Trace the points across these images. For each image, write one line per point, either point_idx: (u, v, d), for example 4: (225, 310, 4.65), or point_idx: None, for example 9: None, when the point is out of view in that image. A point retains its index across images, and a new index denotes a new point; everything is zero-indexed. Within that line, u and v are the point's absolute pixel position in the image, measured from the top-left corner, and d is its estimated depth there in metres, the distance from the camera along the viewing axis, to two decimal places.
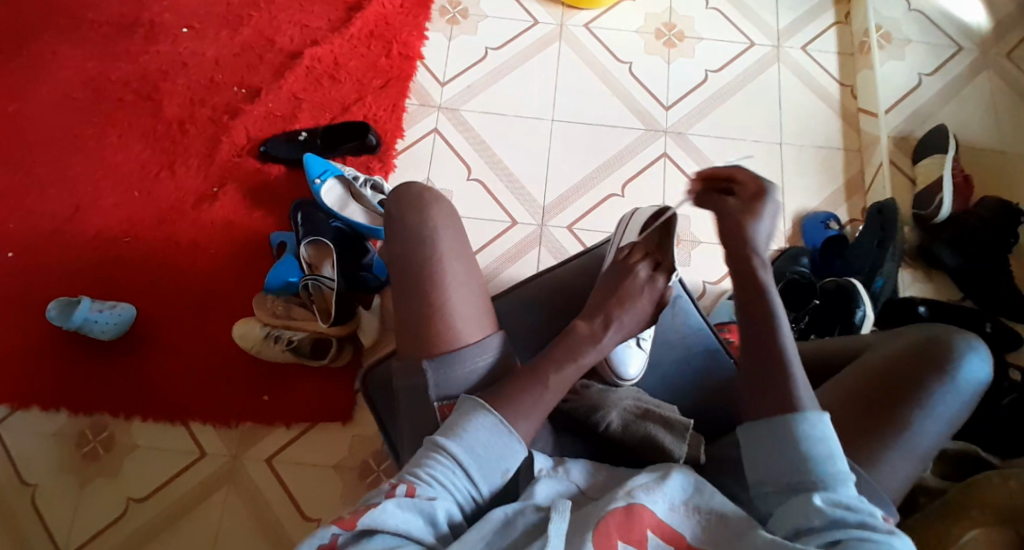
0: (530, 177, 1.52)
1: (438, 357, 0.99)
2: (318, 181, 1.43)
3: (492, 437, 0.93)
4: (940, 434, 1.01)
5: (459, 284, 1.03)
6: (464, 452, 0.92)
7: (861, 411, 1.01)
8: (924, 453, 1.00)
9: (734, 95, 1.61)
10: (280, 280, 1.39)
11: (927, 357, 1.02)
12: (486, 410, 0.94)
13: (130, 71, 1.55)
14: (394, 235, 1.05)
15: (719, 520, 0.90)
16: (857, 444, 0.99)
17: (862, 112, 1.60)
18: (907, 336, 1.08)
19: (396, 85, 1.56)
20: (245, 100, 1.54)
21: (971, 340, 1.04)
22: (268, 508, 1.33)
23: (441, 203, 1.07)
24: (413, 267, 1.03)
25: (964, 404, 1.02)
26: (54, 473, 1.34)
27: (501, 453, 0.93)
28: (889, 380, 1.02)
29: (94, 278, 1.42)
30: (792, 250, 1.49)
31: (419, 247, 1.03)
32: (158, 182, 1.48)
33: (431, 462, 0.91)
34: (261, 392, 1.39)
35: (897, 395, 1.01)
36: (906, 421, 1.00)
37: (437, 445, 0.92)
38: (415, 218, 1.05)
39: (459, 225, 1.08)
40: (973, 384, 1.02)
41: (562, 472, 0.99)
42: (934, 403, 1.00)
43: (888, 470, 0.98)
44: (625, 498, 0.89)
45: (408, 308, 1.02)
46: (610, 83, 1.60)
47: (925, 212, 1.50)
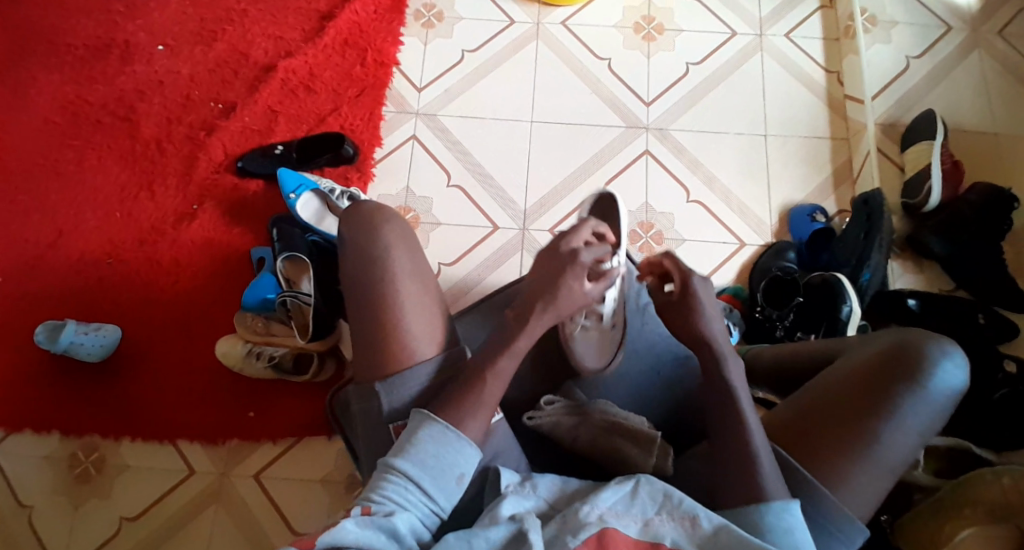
0: (509, 180, 1.51)
1: (388, 378, 1.00)
2: (293, 196, 1.44)
3: (440, 447, 0.94)
4: (913, 443, 1.01)
5: (413, 303, 1.03)
6: (414, 465, 0.92)
7: (830, 423, 1.01)
8: (895, 465, 1.00)
9: (716, 87, 1.58)
10: (258, 297, 1.40)
11: (900, 366, 1.02)
12: (431, 420, 0.95)
13: (106, 92, 1.57)
14: (345, 254, 1.05)
15: (692, 525, 0.91)
16: (825, 459, 1.00)
17: (848, 99, 1.57)
18: (881, 339, 1.07)
19: (371, 93, 1.56)
20: (221, 115, 1.55)
21: (946, 347, 1.03)
22: (256, 524, 1.35)
23: (390, 221, 1.06)
24: (366, 286, 1.03)
25: (938, 411, 1.02)
26: (48, 495, 1.36)
27: (453, 460, 0.94)
28: (861, 389, 1.02)
29: (79, 301, 1.44)
30: (778, 244, 1.47)
31: (366, 267, 1.03)
32: (138, 203, 1.50)
33: (384, 481, 0.91)
34: (245, 408, 1.40)
35: (869, 407, 1.00)
36: (876, 435, 0.99)
37: (388, 464, 0.92)
38: (365, 236, 1.05)
39: (412, 241, 1.07)
40: (945, 392, 1.02)
41: (529, 489, 0.97)
42: (907, 412, 1.00)
43: (858, 483, 0.99)
44: (597, 524, 0.89)
45: (362, 330, 1.03)
46: (589, 81, 1.57)
47: (914, 201, 1.47)
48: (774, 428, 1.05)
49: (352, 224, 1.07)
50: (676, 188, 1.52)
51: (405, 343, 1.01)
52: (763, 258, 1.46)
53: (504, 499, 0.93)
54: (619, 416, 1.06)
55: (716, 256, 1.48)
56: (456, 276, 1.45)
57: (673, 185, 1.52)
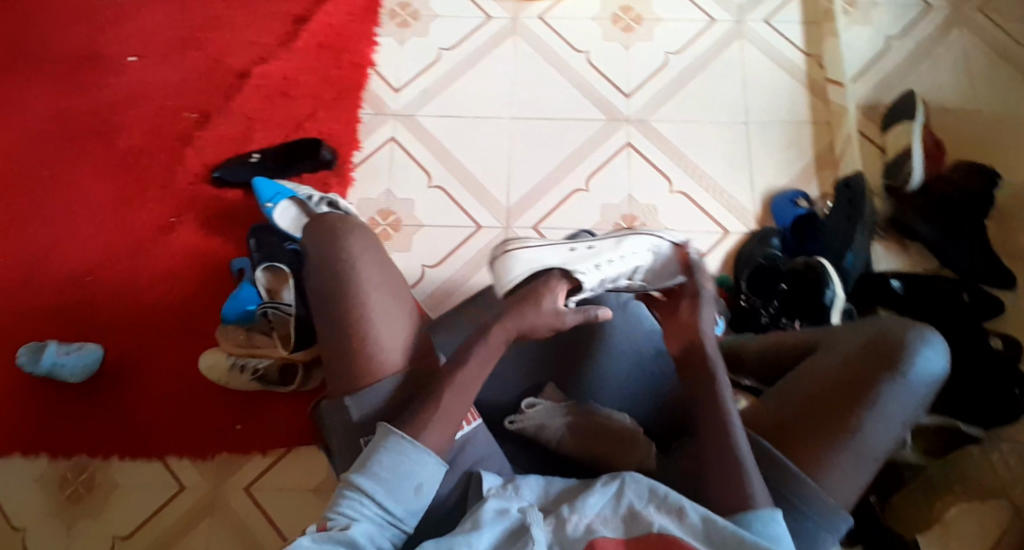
0: (491, 179, 1.50)
1: (359, 392, 1.04)
2: (270, 205, 1.42)
3: (395, 457, 0.95)
4: (897, 432, 1.00)
5: (382, 312, 1.07)
6: (369, 478, 0.94)
7: (811, 414, 1.01)
8: (878, 454, 1.00)
9: (696, 76, 1.57)
10: (239, 309, 1.40)
11: (879, 355, 1.02)
12: (388, 433, 0.97)
13: (80, 105, 1.55)
14: (314, 269, 1.10)
15: (680, 516, 0.90)
16: (807, 450, 1.00)
17: (829, 82, 1.55)
18: (860, 330, 1.07)
19: (348, 97, 1.55)
20: (197, 125, 1.54)
21: (927, 334, 1.03)
22: (251, 537, 1.34)
23: (353, 232, 1.12)
24: (336, 300, 1.07)
25: (921, 399, 1.01)
26: (39, 518, 1.35)
27: (408, 469, 0.95)
28: (843, 381, 1.01)
29: (61, 319, 1.43)
30: (761, 231, 1.46)
31: (338, 279, 1.08)
32: (117, 218, 1.49)
33: (342, 497, 0.94)
34: (234, 420, 1.40)
35: (850, 396, 1.00)
36: (857, 425, 0.99)
37: (345, 481, 0.95)
38: (332, 251, 1.10)
39: (375, 247, 1.13)
40: (928, 378, 1.01)
41: (511, 491, 0.96)
42: (889, 402, 1.00)
43: (840, 473, 0.99)
44: (586, 535, 0.89)
45: (333, 343, 1.07)
46: (570, 75, 1.57)
47: (896, 183, 1.46)
48: (757, 422, 1.05)
49: (320, 238, 1.12)
50: (658, 179, 1.51)
51: (378, 347, 1.06)
52: (747, 247, 1.46)
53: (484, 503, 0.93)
54: (602, 418, 1.06)
55: (700, 247, 1.48)
56: (440, 278, 1.44)
57: (655, 177, 1.51)
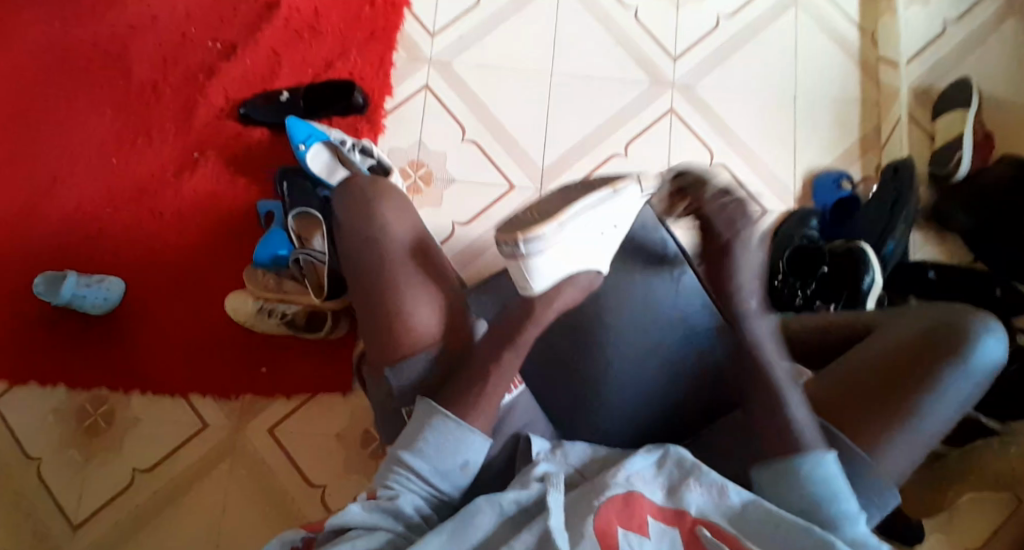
0: (527, 137, 1.45)
1: (395, 363, 1.02)
2: (303, 147, 1.38)
3: (444, 436, 0.95)
4: (952, 415, 1.00)
5: (412, 283, 1.03)
6: (416, 454, 0.94)
7: (867, 392, 1.00)
8: (933, 436, 1.00)
9: (744, 44, 1.51)
10: (270, 254, 1.37)
11: (943, 339, 1.00)
12: (437, 411, 0.95)
13: (97, 28, 1.47)
14: (345, 234, 1.07)
15: (721, 494, 0.89)
16: (860, 427, 0.99)
17: (881, 61, 1.51)
18: (923, 314, 1.05)
19: (382, 37, 1.47)
20: (221, 57, 1.47)
21: (989, 322, 1.02)
22: (273, 479, 1.34)
23: (386, 202, 1.07)
24: (369, 270, 1.04)
25: (978, 384, 1.00)
26: (57, 448, 1.35)
27: (457, 450, 0.95)
28: (904, 364, 1.00)
29: (78, 253, 1.39)
30: (800, 211, 1.43)
31: (367, 246, 1.05)
32: (137, 149, 1.43)
33: (391, 471, 0.94)
34: (257, 363, 1.39)
35: (911, 378, 0.99)
36: (915, 406, 0.98)
37: (393, 454, 0.95)
38: (360, 216, 1.07)
39: (411, 220, 1.09)
40: (987, 366, 1.01)
41: (559, 455, 0.96)
42: (947, 386, 0.99)
43: (894, 451, 0.98)
44: (624, 485, 0.89)
45: (367, 315, 1.04)
46: (614, 33, 1.50)
47: (943, 171, 1.43)
48: (811, 395, 1.04)
49: (349, 202, 1.09)
50: (699, 150, 1.46)
51: (410, 314, 1.02)
52: (787, 224, 1.42)
53: (538, 465, 0.94)
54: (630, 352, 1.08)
55: None
56: (471, 236, 1.41)
57: (697, 147, 1.46)
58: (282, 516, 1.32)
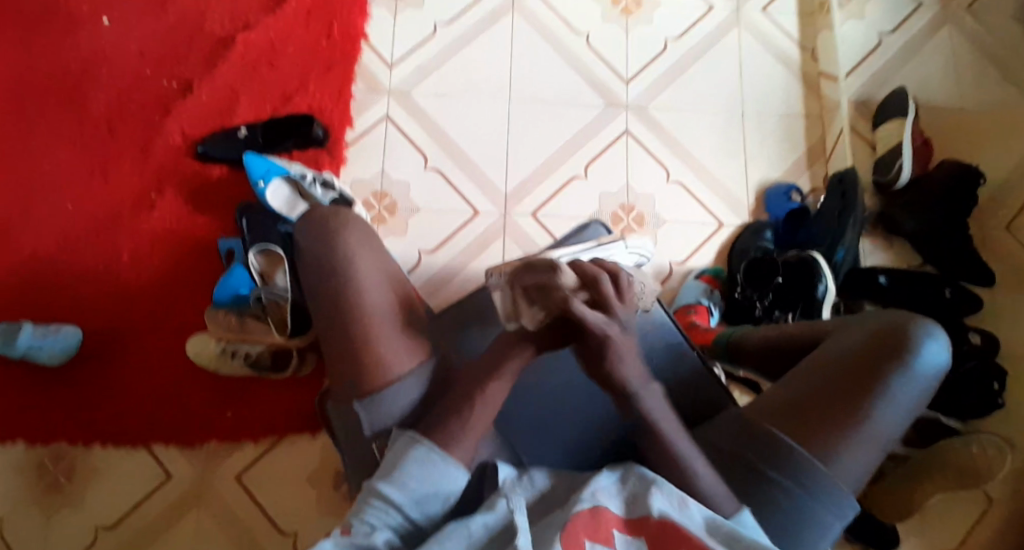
0: (489, 162, 1.46)
1: (368, 395, 1.00)
2: (262, 184, 1.37)
3: (421, 467, 0.93)
4: (901, 419, 1.05)
5: (385, 311, 1.04)
6: (393, 486, 0.92)
7: (821, 401, 1.05)
8: (884, 440, 1.05)
9: (694, 64, 1.55)
10: (231, 292, 1.35)
11: (887, 347, 1.06)
12: (418, 443, 0.94)
13: (43, 67, 1.44)
14: (311, 264, 1.07)
15: (682, 506, 0.90)
16: (816, 437, 1.04)
17: (823, 76, 1.57)
18: (867, 323, 1.11)
19: (339, 70, 1.47)
20: (177, 95, 1.44)
21: (929, 327, 1.08)
22: (244, 526, 1.31)
23: (352, 230, 1.08)
24: (340, 297, 1.04)
25: (923, 390, 1.06)
26: (16, 507, 1.29)
27: (433, 480, 0.93)
28: (855, 375, 1.05)
29: (30, 301, 1.34)
30: (755, 224, 1.48)
31: (337, 275, 1.06)
32: (89, 191, 1.39)
33: (367, 504, 0.91)
34: (224, 407, 1.35)
35: (862, 387, 1.05)
36: (865, 413, 1.04)
37: (370, 488, 0.92)
38: (327, 246, 1.07)
39: (376, 249, 1.10)
40: (930, 370, 1.06)
41: (527, 480, 0.95)
42: (894, 391, 1.05)
43: (850, 458, 1.03)
44: (590, 502, 0.89)
45: (340, 343, 1.03)
46: (569, 57, 1.53)
47: (886, 178, 1.50)
48: (768, 407, 1.08)
49: (314, 233, 1.09)
50: (655, 168, 1.50)
51: (388, 343, 1.02)
52: (743, 238, 1.47)
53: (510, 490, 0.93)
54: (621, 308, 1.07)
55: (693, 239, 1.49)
56: (438, 264, 1.41)
57: (652, 165, 1.50)
58: None
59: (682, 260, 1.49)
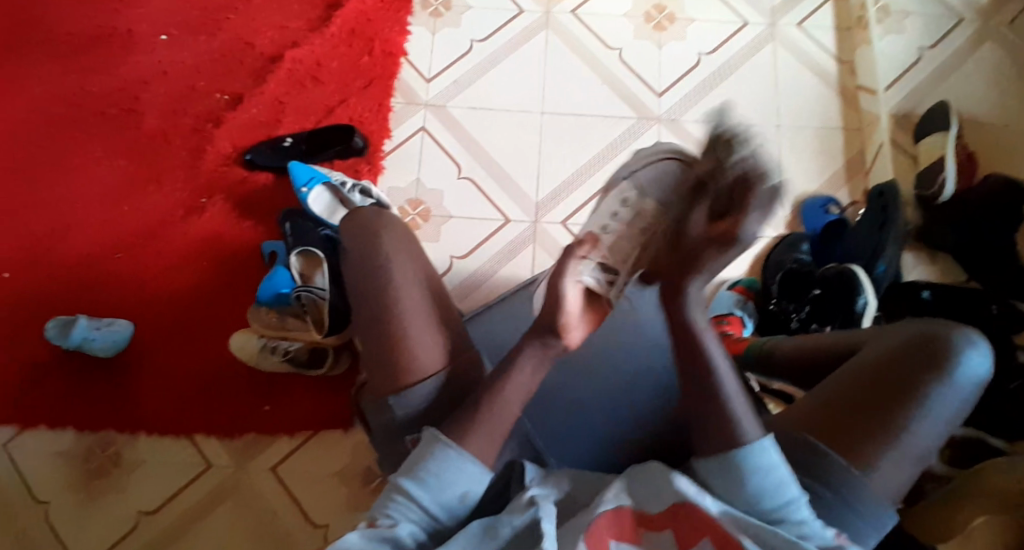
0: (520, 172, 1.50)
1: (400, 392, 1.02)
2: (305, 190, 1.44)
3: (443, 465, 0.93)
4: (941, 431, 1.00)
5: (414, 313, 1.05)
6: (417, 484, 0.92)
7: (858, 407, 1.01)
8: (923, 452, 1.00)
9: (726, 78, 1.57)
10: (273, 292, 1.41)
11: (927, 354, 1.01)
12: (444, 443, 0.93)
13: (109, 83, 1.55)
14: (351, 266, 1.10)
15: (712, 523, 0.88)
16: (852, 445, 0.99)
17: (861, 89, 1.56)
18: (906, 329, 1.06)
19: (379, 84, 1.54)
20: (227, 107, 1.54)
21: (971, 336, 1.03)
22: (276, 518, 1.36)
23: (392, 232, 1.10)
24: (372, 297, 1.06)
25: (963, 400, 1.01)
26: (64, 490, 1.37)
27: (456, 480, 0.93)
28: (883, 380, 1.01)
29: (89, 298, 1.44)
30: (790, 237, 1.46)
31: (371, 278, 1.07)
32: (147, 196, 1.49)
33: (391, 500, 0.93)
34: (261, 402, 1.41)
35: (901, 395, 1.00)
36: (905, 420, 0.99)
37: (394, 482, 0.94)
38: (365, 248, 1.09)
39: (413, 252, 1.12)
40: (972, 380, 1.01)
41: (552, 481, 0.96)
42: (935, 400, 1.00)
43: (887, 467, 0.98)
44: (613, 501, 0.90)
45: (372, 342, 1.05)
46: (600, 71, 1.56)
47: (928, 192, 1.47)
48: (802, 412, 1.04)
49: (357, 235, 1.11)
50: None
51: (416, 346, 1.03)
52: (776, 251, 1.47)
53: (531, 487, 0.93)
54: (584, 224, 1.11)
55: None
56: (469, 269, 1.44)
57: None
58: None
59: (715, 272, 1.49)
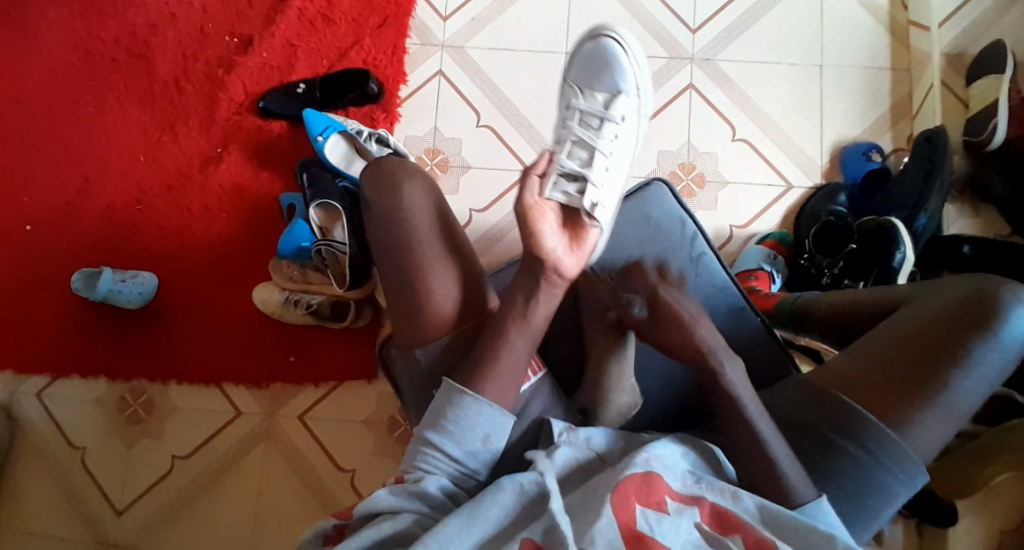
0: (542, 119, 1.43)
1: (427, 345, 1.03)
2: (320, 139, 1.40)
3: (464, 413, 0.95)
4: (982, 390, 0.98)
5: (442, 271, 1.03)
6: (441, 433, 0.95)
7: (898, 370, 0.98)
8: (962, 412, 0.98)
9: (765, 13, 1.46)
10: (293, 245, 1.39)
11: (973, 314, 0.97)
12: (462, 393, 0.95)
13: (116, 26, 1.50)
14: (373, 213, 1.05)
15: (733, 497, 0.92)
16: (891, 408, 0.97)
17: (912, 25, 1.45)
18: (952, 285, 1.01)
19: (393, 23, 1.47)
20: (238, 51, 1.48)
21: (1021, 292, 0.98)
22: (306, 463, 1.40)
23: (414, 183, 1.04)
24: (399, 251, 1.03)
25: (1007, 359, 0.98)
26: (101, 437, 1.42)
27: (477, 424, 0.95)
28: (927, 340, 0.98)
29: (112, 250, 1.44)
30: (829, 186, 1.39)
31: (397, 230, 1.04)
32: (163, 146, 1.47)
33: (417, 452, 0.96)
34: (286, 353, 1.43)
35: (944, 356, 0.97)
36: (946, 382, 0.96)
37: (420, 435, 0.96)
38: (389, 195, 1.04)
39: (437, 201, 1.06)
40: (1018, 340, 0.97)
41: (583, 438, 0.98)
42: (977, 362, 0.96)
43: (924, 430, 0.96)
44: (643, 465, 0.92)
45: (399, 296, 1.04)
46: (630, 7, 1.46)
47: (978, 139, 1.37)
48: (839, 373, 1.01)
49: (378, 182, 1.06)
50: (720, 126, 1.44)
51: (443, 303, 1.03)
52: (813, 201, 1.39)
53: (561, 447, 0.97)
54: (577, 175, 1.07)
55: (757, 202, 1.43)
56: (488, 223, 1.41)
57: (717, 123, 1.44)
58: (317, 500, 1.38)
59: (743, 225, 1.43)
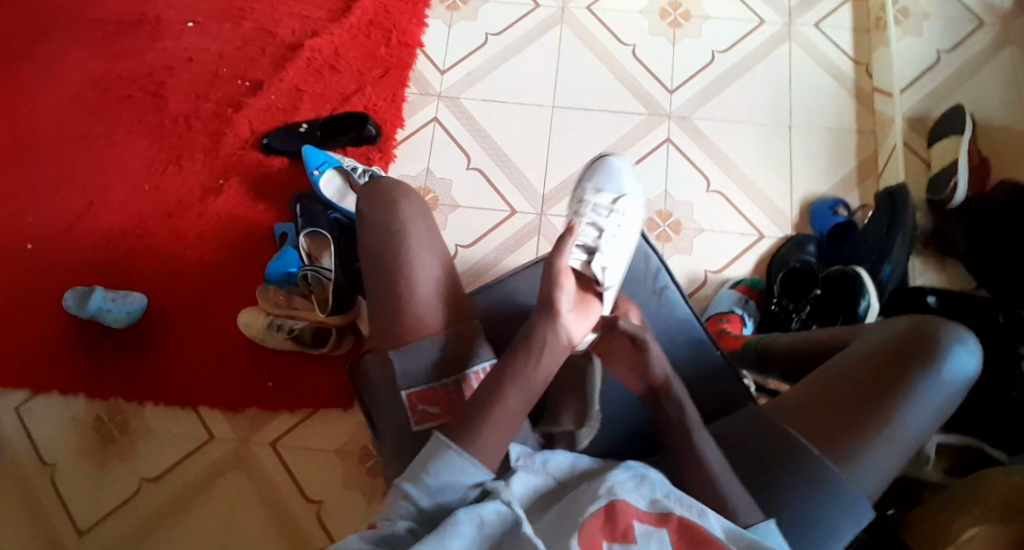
0: (527, 163, 1.51)
1: (402, 348, 1.04)
2: (316, 173, 1.48)
3: (449, 470, 0.89)
4: (925, 427, 0.98)
5: (425, 288, 1.07)
6: (423, 488, 0.89)
7: (841, 401, 0.99)
8: (906, 446, 0.97)
9: (740, 77, 1.57)
10: (282, 271, 1.45)
11: (914, 349, 0.99)
12: (451, 449, 0.90)
13: (136, 67, 1.61)
14: (365, 228, 1.10)
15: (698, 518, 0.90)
16: (832, 438, 0.98)
17: (877, 92, 1.56)
18: (898, 323, 1.03)
19: (394, 74, 1.57)
20: (247, 93, 1.59)
21: (961, 334, 1.00)
22: (275, 491, 1.39)
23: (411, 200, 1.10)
24: (386, 264, 1.07)
25: (949, 397, 0.98)
26: (72, 455, 1.41)
27: (461, 484, 0.89)
28: (871, 373, 0.99)
29: (106, 272, 1.49)
30: (798, 236, 1.45)
31: (385, 243, 1.08)
32: (167, 177, 1.54)
33: (393, 504, 0.89)
34: (265, 378, 1.45)
35: (885, 388, 0.97)
36: (887, 414, 0.97)
37: (398, 487, 0.90)
38: (382, 213, 1.10)
39: (431, 223, 1.11)
40: (960, 377, 0.98)
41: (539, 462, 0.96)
42: (919, 396, 0.97)
43: (867, 462, 0.96)
44: (607, 496, 0.89)
45: (382, 308, 1.06)
46: (612, 66, 1.57)
47: (940, 197, 1.44)
48: (786, 402, 1.02)
49: (373, 201, 1.11)
50: (696, 178, 1.52)
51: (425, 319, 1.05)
52: (784, 250, 1.44)
53: (518, 473, 0.94)
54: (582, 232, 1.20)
55: (732, 249, 1.48)
56: (473, 258, 1.46)
57: (693, 174, 1.52)
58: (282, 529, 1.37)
59: (717, 269, 1.48)
